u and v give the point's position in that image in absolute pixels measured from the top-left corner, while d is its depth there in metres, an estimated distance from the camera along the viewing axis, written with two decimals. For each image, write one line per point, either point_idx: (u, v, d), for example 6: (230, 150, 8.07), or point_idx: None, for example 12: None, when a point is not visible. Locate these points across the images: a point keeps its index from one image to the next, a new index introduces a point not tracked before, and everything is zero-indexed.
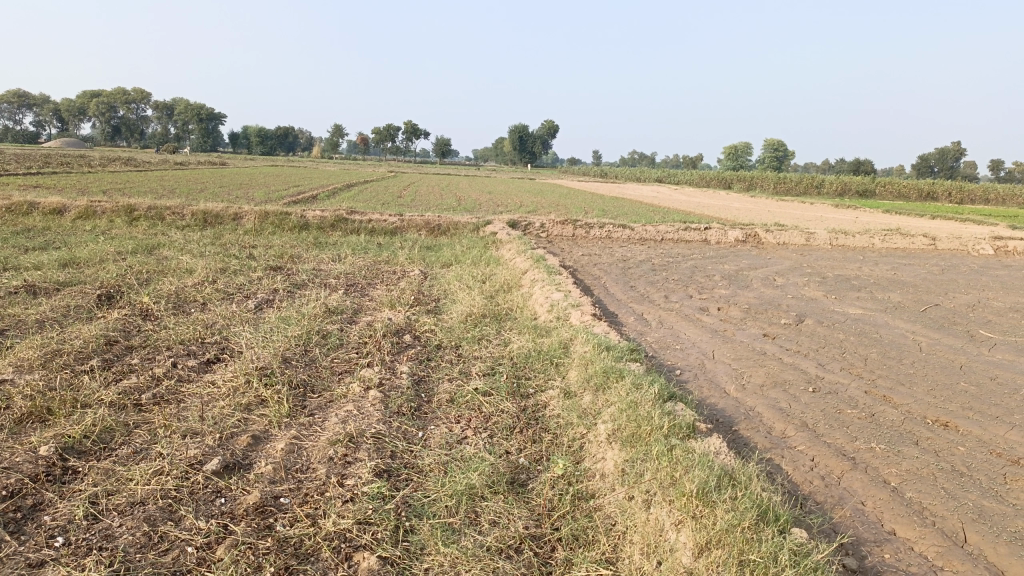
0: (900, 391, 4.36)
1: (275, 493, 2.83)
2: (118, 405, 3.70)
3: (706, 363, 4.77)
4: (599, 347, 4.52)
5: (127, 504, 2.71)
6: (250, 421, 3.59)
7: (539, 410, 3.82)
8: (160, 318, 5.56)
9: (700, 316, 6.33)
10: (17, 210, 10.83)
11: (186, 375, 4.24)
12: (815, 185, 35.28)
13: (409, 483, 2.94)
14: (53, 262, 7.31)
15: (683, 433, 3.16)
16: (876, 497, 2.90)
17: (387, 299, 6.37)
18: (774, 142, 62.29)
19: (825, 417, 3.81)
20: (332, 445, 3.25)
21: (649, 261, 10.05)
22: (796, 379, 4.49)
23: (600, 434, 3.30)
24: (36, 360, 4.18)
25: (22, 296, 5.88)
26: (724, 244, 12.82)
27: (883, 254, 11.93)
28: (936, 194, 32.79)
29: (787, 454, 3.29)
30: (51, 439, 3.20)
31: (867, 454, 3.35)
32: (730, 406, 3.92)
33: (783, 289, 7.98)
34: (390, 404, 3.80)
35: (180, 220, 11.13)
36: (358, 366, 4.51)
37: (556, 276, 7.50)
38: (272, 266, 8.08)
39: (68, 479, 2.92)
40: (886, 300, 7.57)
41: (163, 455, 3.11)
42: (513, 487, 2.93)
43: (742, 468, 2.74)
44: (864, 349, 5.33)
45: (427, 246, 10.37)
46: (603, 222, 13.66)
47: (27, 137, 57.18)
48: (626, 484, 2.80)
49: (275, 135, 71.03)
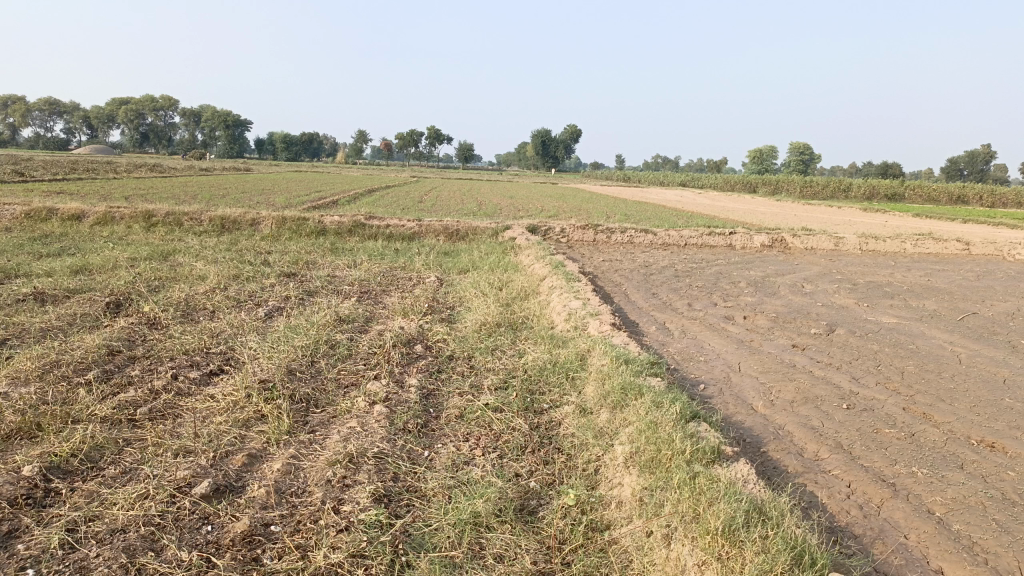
0: (941, 407, 4.07)
1: (265, 520, 2.63)
2: (112, 421, 3.53)
3: (732, 377, 4.51)
4: (618, 360, 4.27)
5: (106, 532, 2.52)
6: (246, 439, 3.40)
7: (553, 428, 3.60)
8: (166, 327, 5.40)
9: (725, 325, 6.06)
10: (36, 216, 10.78)
11: (186, 388, 4.07)
12: (843, 187, 34.76)
13: (410, 510, 2.73)
14: (65, 269, 7.20)
15: (707, 459, 2.90)
16: (920, 529, 2.65)
17: (400, 307, 6.18)
18: (799, 145, 61.32)
19: (862, 437, 3.54)
20: (331, 466, 3.05)
21: (672, 267, 9.76)
22: (828, 394, 4.22)
23: (617, 457, 3.07)
24: (33, 372, 4.03)
25: (30, 304, 5.76)
26: (749, 249, 12.49)
27: (915, 260, 11.54)
28: (966, 198, 31.92)
29: (821, 479, 3.03)
30: (36, 458, 3.03)
31: (909, 479, 3.08)
32: (758, 425, 3.66)
33: (811, 296, 7.68)
34: (395, 421, 3.59)
35: (198, 225, 11.04)
36: (364, 378, 4.32)
37: (575, 283, 7.26)
38: (286, 273, 7.93)
39: (50, 503, 2.73)
40: (921, 308, 7.24)
41: (151, 477, 2.93)
42: (521, 515, 2.71)
43: (774, 500, 2.49)
44: (900, 362, 5.03)
45: (444, 252, 10.19)
46: (625, 226, 13.39)
47: (58, 146, 58.15)
48: (645, 515, 2.56)
49: (299, 141, 71.67)
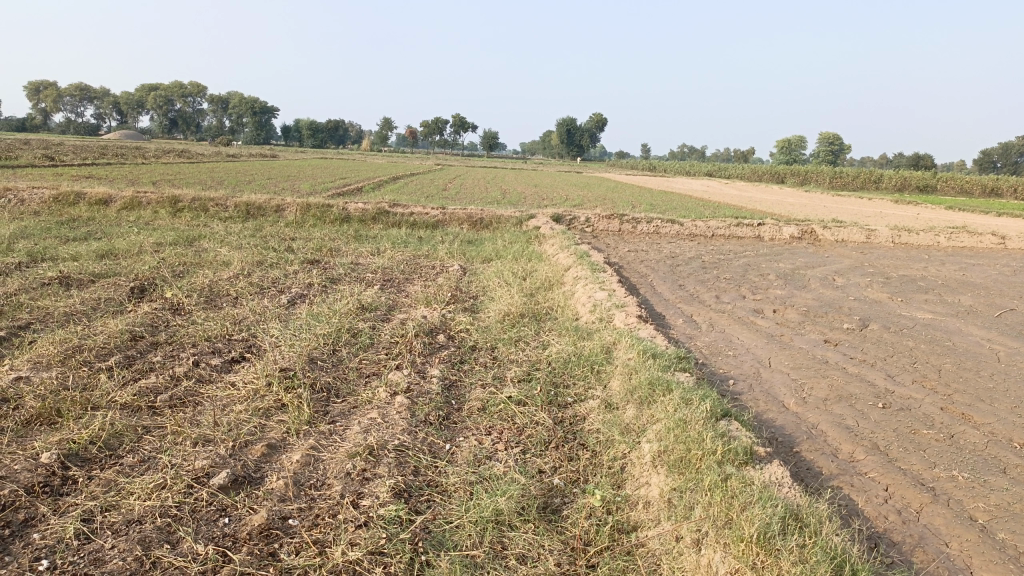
0: (980, 408, 3.92)
1: (283, 513, 2.58)
2: (133, 408, 3.51)
3: (762, 372, 4.39)
4: (645, 354, 4.16)
5: (122, 523, 2.48)
6: (266, 429, 3.35)
7: (578, 422, 3.51)
8: (189, 313, 5.38)
9: (754, 318, 5.92)
10: (64, 200, 10.85)
11: (207, 375, 4.04)
12: (873, 178, 34.19)
13: (431, 506, 2.66)
14: (91, 254, 7.22)
15: (739, 460, 2.79)
16: (962, 538, 2.53)
17: (423, 296, 6.11)
18: (830, 135, 60.49)
19: (898, 438, 3.41)
20: (351, 459, 2.98)
21: (699, 258, 9.60)
22: (862, 392, 4.08)
23: (645, 456, 2.97)
24: (55, 357, 4.02)
25: (55, 288, 5.77)
26: (778, 241, 12.28)
27: (950, 254, 11.27)
28: (1000, 189, 30.90)
29: (857, 482, 2.92)
30: (55, 445, 3.00)
31: (949, 483, 2.95)
32: (790, 424, 3.54)
33: (843, 290, 7.50)
34: (417, 413, 3.53)
35: (223, 211, 11.06)
36: (385, 368, 4.25)
37: (600, 274, 7.14)
38: (309, 259, 7.89)
39: (67, 492, 2.70)
40: (957, 303, 7.04)
41: (169, 466, 2.89)
42: (545, 514, 2.62)
43: (811, 506, 2.38)
44: (937, 359, 4.86)
45: (468, 240, 10.11)
46: (651, 216, 13.22)
47: (89, 131, 58.88)
48: (674, 517, 2.46)
49: (326, 128, 71.99)
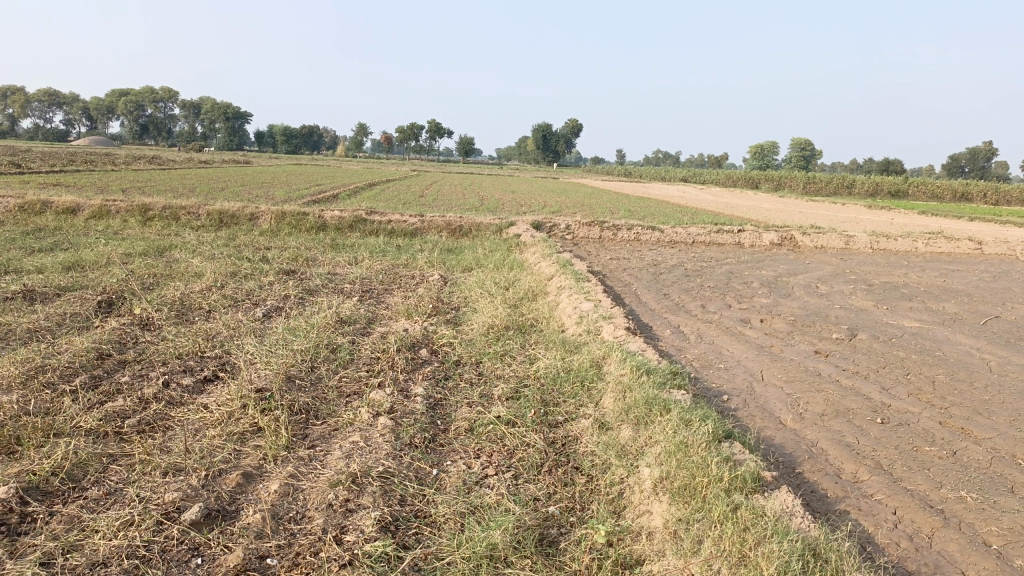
0: (980, 422, 3.83)
1: (261, 551, 2.39)
2: (98, 434, 3.29)
3: (756, 386, 4.28)
4: (638, 370, 4.02)
5: (86, 566, 2.28)
6: (242, 455, 3.16)
7: (570, 444, 3.36)
8: (160, 328, 5.15)
9: (742, 329, 5.82)
10: (29, 209, 10.51)
11: (178, 397, 3.82)
12: (846, 184, 34.53)
13: (420, 540, 2.50)
14: (57, 266, 6.95)
15: (746, 488, 2.65)
16: (979, 566, 2.41)
17: (404, 307, 5.92)
18: (802, 141, 61.21)
19: (901, 456, 3.31)
20: (333, 488, 2.80)
21: (681, 265, 9.52)
22: (860, 407, 3.97)
23: (645, 481, 2.83)
24: (16, 378, 3.78)
25: (18, 303, 5.50)
26: (758, 247, 12.25)
27: (928, 259, 11.32)
28: (970, 195, 31.38)
29: (864, 506, 2.80)
30: (12, 477, 2.78)
31: (958, 505, 2.84)
32: (790, 442, 3.42)
33: (828, 298, 7.44)
34: (401, 435, 3.35)
35: (195, 220, 10.77)
36: (367, 387, 4.07)
37: (584, 284, 7.00)
38: (285, 270, 7.66)
39: (27, 530, 2.49)
40: (942, 311, 7.00)
41: (137, 500, 2.69)
42: (541, 547, 2.47)
43: (826, 540, 2.25)
44: (930, 370, 4.78)
45: (448, 249, 9.96)
46: (631, 223, 13.14)
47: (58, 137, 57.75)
48: (681, 551, 2.32)
49: (301, 134, 71.33)
